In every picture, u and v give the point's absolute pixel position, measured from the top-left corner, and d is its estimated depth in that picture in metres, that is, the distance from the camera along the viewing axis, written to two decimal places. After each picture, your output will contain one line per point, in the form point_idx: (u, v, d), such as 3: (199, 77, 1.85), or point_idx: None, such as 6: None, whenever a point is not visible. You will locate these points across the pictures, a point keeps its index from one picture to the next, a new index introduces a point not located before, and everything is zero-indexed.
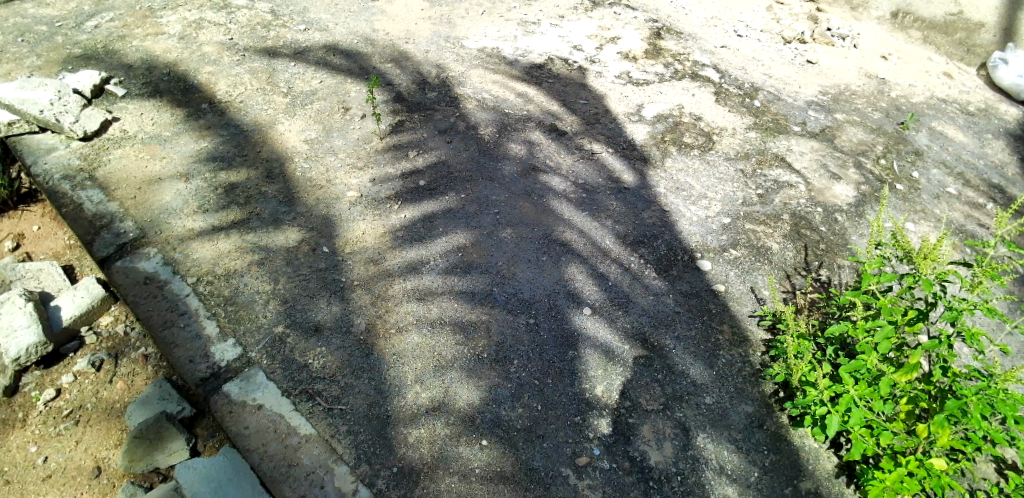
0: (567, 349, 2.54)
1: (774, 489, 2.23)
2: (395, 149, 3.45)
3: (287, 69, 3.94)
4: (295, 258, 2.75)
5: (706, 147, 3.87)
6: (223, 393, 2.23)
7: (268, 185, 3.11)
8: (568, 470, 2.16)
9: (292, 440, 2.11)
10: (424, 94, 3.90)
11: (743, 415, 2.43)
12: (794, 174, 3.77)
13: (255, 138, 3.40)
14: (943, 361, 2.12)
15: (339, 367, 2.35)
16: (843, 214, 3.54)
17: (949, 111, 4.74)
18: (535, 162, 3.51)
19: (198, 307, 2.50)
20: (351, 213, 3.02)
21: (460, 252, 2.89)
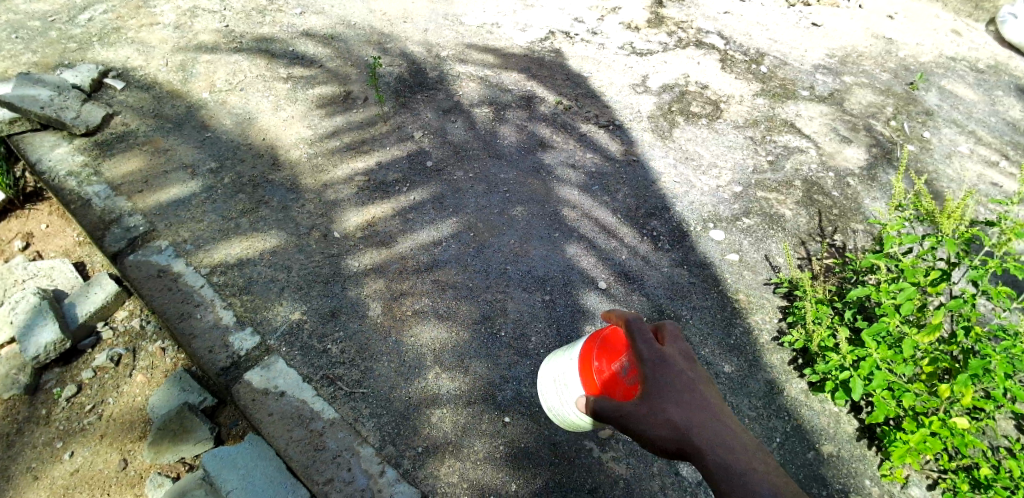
0: (583, 325, 2.54)
1: (796, 454, 2.24)
2: (400, 130, 3.42)
3: (285, 56, 3.90)
4: (307, 244, 2.75)
5: (713, 116, 3.81)
6: (245, 381, 2.25)
7: (275, 172, 3.10)
8: (591, 444, 2.18)
9: (316, 425, 2.14)
10: (426, 73, 3.85)
11: (762, 383, 2.44)
12: (804, 139, 3.73)
13: (259, 125, 3.38)
14: (966, 321, 2.10)
15: (358, 351, 2.36)
16: (855, 178, 3.50)
17: (959, 69, 4.64)
18: (541, 139, 3.47)
19: (214, 298, 2.51)
20: (359, 197, 3.01)
21: (471, 232, 2.88)
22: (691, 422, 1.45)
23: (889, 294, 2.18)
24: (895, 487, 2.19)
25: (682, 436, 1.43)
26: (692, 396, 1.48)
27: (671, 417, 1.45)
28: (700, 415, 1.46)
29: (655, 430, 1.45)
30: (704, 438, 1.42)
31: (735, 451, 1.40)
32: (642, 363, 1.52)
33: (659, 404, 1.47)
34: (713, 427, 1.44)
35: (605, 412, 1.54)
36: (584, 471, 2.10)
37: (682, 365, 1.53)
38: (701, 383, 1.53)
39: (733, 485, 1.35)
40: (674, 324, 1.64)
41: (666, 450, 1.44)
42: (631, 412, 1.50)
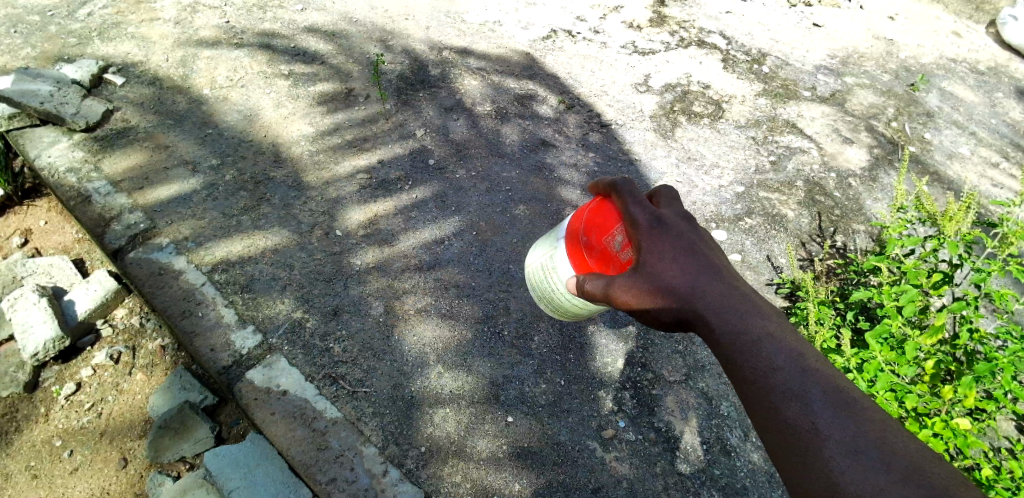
0: (586, 324, 2.54)
1: None
2: (402, 127, 3.41)
3: (286, 52, 3.88)
4: (309, 242, 2.74)
5: (715, 116, 3.81)
6: (247, 380, 2.24)
7: (277, 169, 3.09)
8: (594, 444, 2.17)
9: (319, 424, 2.13)
10: (428, 71, 3.84)
11: None
12: (806, 140, 3.73)
13: (260, 122, 3.36)
14: (969, 323, 2.10)
15: (361, 350, 2.36)
16: (857, 179, 3.50)
17: (959, 71, 4.64)
18: (544, 137, 3.47)
19: (215, 296, 2.50)
20: (361, 195, 3.00)
21: (473, 231, 2.87)
22: (693, 282, 1.39)
23: (891, 296, 2.17)
24: None
25: (683, 297, 1.38)
26: (692, 256, 1.43)
27: (670, 276, 1.40)
28: (702, 274, 1.40)
29: (656, 292, 1.41)
30: (707, 298, 1.37)
31: (740, 307, 1.34)
32: (638, 228, 1.49)
33: (657, 265, 1.42)
34: (717, 285, 1.39)
35: (597, 291, 1.53)
36: (587, 471, 2.10)
37: (680, 228, 1.49)
38: (703, 243, 1.48)
39: (740, 344, 1.29)
40: (669, 188, 1.63)
41: (664, 322, 1.42)
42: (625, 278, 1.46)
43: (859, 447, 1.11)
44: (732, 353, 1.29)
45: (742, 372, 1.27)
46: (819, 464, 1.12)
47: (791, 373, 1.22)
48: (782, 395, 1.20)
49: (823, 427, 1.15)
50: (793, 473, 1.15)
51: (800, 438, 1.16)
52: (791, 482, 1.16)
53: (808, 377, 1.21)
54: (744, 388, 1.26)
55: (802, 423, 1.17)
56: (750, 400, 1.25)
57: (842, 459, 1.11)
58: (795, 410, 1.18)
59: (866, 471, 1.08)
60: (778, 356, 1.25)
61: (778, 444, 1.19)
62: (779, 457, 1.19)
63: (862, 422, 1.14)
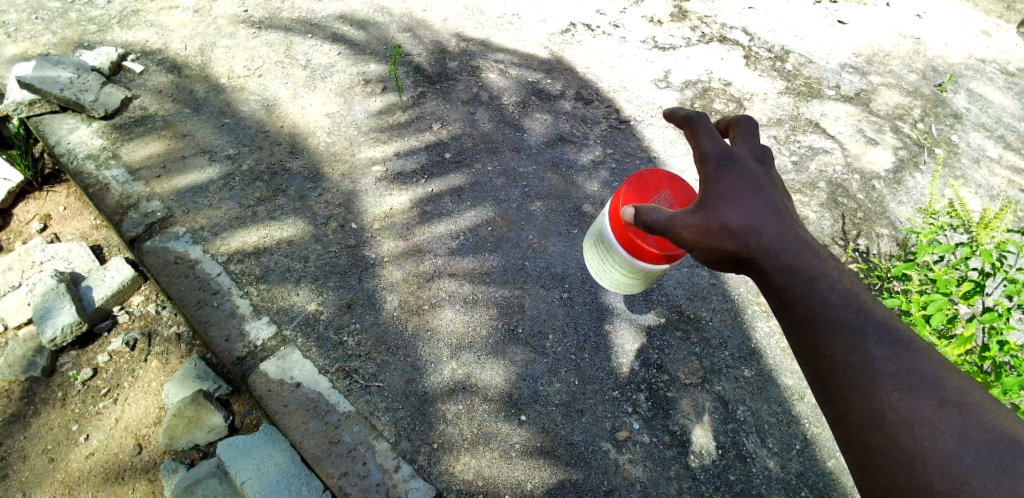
0: (602, 323, 2.51)
1: (817, 463, 2.21)
2: (419, 120, 3.38)
3: (304, 42, 3.86)
4: (324, 235, 2.73)
5: (736, 114, 3.74)
6: (261, 371, 2.24)
7: (293, 160, 3.08)
8: (608, 445, 2.15)
9: (331, 418, 2.12)
10: (446, 63, 3.81)
11: (783, 388, 2.40)
12: (829, 140, 3.65)
13: (278, 112, 3.35)
14: (1001, 333, 2.03)
15: (374, 344, 2.34)
16: (881, 181, 3.43)
17: (988, 72, 4.52)
18: (561, 133, 3.42)
19: (230, 286, 2.50)
20: (377, 188, 2.98)
21: (489, 226, 2.85)
22: (752, 221, 1.42)
23: (919, 305, 2.11)
24: None
25: (740, 235, 1.42)
26: (754, 195, 1.46)
27: (730, 213, 1.44)
28: (765, 215, 1.43)
29: (716, 230, 1.43)
30: (765, 237, 1.40)
31: (798, 248, 1.38)
32: (707, 165, 1.53)
33: (719, 203, 1.46)
34: (777, 226, 1.41)
35: (654, 222, 1.50)
36: (600, 473, 2.08)
37: (745, 167, 1.51)
38: (770, 185, 1.50)
39: (797, 283, 1.34)
40: (750, 120, 1.64)
41: (720, 260, 1.45)
42: (685, 215, 1.47)
43: (910, 383, 1.17)
44: (788, 290, 1.34)
45: (796, 309, 1.32)
46: (869, 399, 1.19)
47: (848, 312, 1.27)
48: (835, 333, 1.26)
49: (877, 364, 1.20)
50: (842, 406, 1.22)
51: (852, 374, 1.22)
52: (838, 415, 1.23)
53: (863, 315, 1.26)
54: (797, 325, 1.32)
55: (856, 359, 1.22)
56: (801, 336, 1.31)
57: (893, 392, 1.17)
58: (850, 348, 1.24)
59: (916, 403, 1.15)
60: (834, 294, 1.29)
61: (829, 380, 1.25)
62: (827, 391, 1.25)
63: (915, 358, 1.20)
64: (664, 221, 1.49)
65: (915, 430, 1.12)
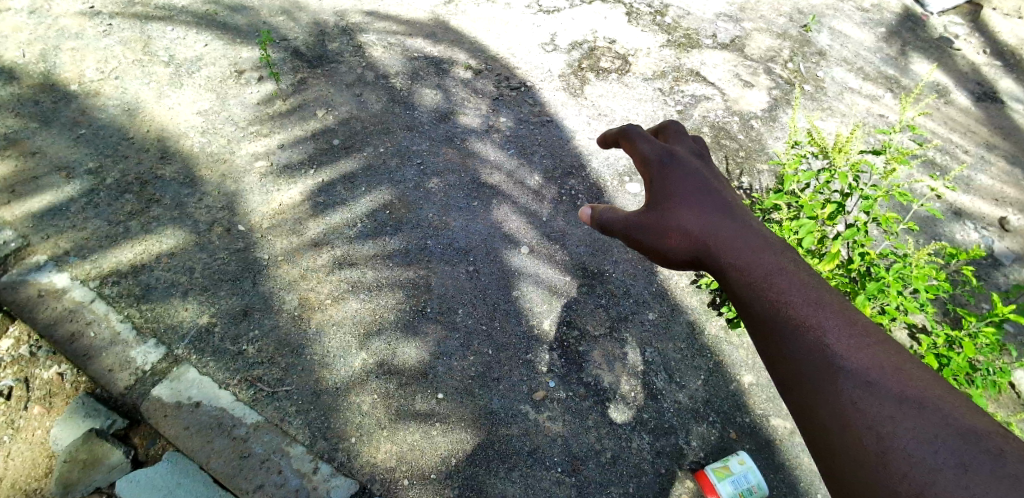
0: (510, 290, 2.54)
1: (721, 387, 2.40)
2: (301, 108, 3.20)
3: (165, 36, 3.54)
4: (209, 242, 2.56)
5: (623, 70, 3.82)
6: (154, 398, 2.10)
7: (165, 167, 2.84)
8: (526, 407, 2.21)
9: (239, 432, 2.02)
10: (324, 45, 3.60)
11: (684, 325, 2.56)
12: (710, 87, 3.80)
13: (142, 116, 3.07)
14: (862, 246, 2.22)
15: (277, 348, 2.23)
16: (758, 120, 3.63)
17: (846, 9, 4.85)
18: (452, 106, 3.35)
19: (109, 311, 2.30)
20: (263, 185, 2.81)
21: (387, 210, 2.76)
22: (702, 221, 1.54)
23: (791, 231, 2.26)
24: None
25: (693, 234, 1.53)
26: (700, 197, 1.60)
27: (681, 217, 1.57)
28: (712, 215, 1.55)
29: (667, 229, 1.58)
30: (717, 238, 1.50)
31: (751, 244, 1.46)
32: (650, 168, 1.69)
33: (670, 207, 1.60)
34: (725, 222, 1.53)
35: (609, 223, 1.68)
36: (522, 435, 2.14)
37: (692, 170, 1.66)
38: (713, 184, 1.64)
39: (755, 287, 1.37)
40: (678, 124, 1.83)
41: (682, 258, 1.56)
42: (638, 217, 1.64)
43: (870, 377, 1.15)
44: (744, 291, 1.38)
45: (756, 313, 1.34)
46: (830, 396, 1.17)
47: (807, 313, 1.27)
48: (795, 330, 1.26)
49: (837, 362, 1.19)
50: (806, 407, 1.19)
51: (814, 374, 1.20)
52: (801, 414, 1.21)
53: (818, 310, 1.27)
54: (758, 327, 1.33)
55: (817, 359, 1.21)
56: (764, 340, 1.31)
57: (853, 389, 1.15)
58: (810, 348, 1.23)
59: (877, 400, 1.12)
60: (788, 292, 1.32)
61: (792, 380, 1.24)
62: (791, 392, 1.24)
63: (878, 355, 1.17)
64: (620, 226, 1.66)
65: (876, 427, 1.09)
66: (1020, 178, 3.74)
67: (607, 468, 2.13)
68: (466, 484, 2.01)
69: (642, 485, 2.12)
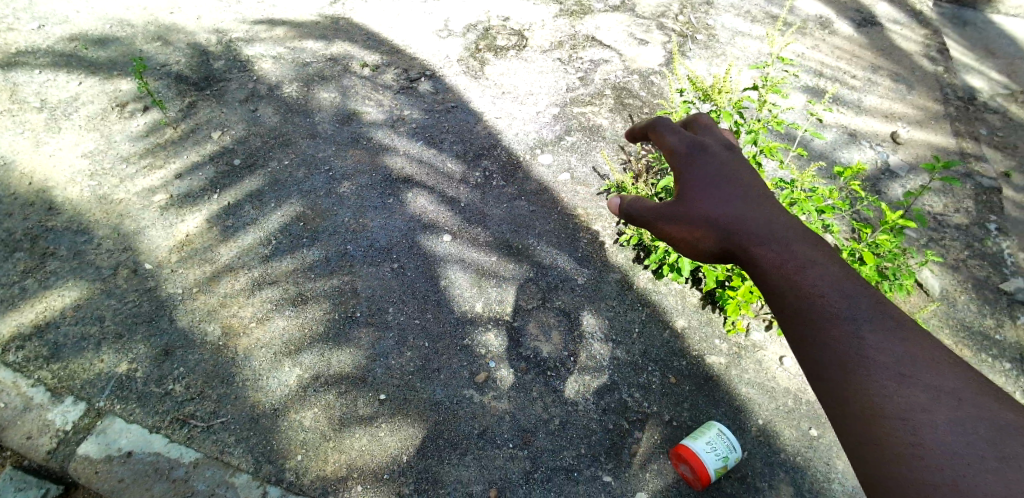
0: (436, 280, 2.56)
1: (657, 336, 2.48)
2: (194, 133, 3.06)
3: (33, 80, 3.25)
4: (116, 287, 2.44)
5: (520, 45, 3.84)
6: (81, 456, 2.03)
7: (54, 217, 2.66)
8: (470, 391, 2.24)
9: (178, 473, 1.98)
10: (210, 64, 3.45)
11: (613, 284, 2.63)
12: (607, 49, 3.86)
13: (19, 168, 2.84)
14: None
15: (205, 381, 2.19)
16: (658, 76, 3.70)
17: None
18: (353, 107, 3.30)
19: (16, 378, 2.17)
20: (166, 219, 2.69)
21: (300, 221, 2.72)
22: (732, 211, 1.38)
23: None
24: (740, 338, 2.50)
25: (719, 224, 1.37)
26: (729, 184, 1.44)
27: (710, 205, 1.41)
28: (740, 204, 1.40)
29: (692, 219, 1.41)
30: (745, 227, 1.34)
31: (781, 234, 1.30)
32: (676, 155, 1.53)
33: (701, 195, 1.43)
34: (756, 212, 1.37)
35: (633, 213, 1.50)
36: (470, 419, 2.17)
37: (718, 158, 1.51)
38: (742, 173, 1.48)
39: (782, 273, 1.23)
40: (706, 115, 1.67)
41: (707, 252, 1.39)
42: (662, 205, 1.47)
43: (907, 371, 1.04)
44: (770, 277, 1.24)
45: (783, 299, 1.20)
46: (865, 390, 1.05)
47: (837, 299, 1.15)
48: (832, 323, 1.13)
49: (870, 351, 1.08)
50: (835, 397, 1.08)
51: (844, 363, 1.08)
52: (830, 405, 1.09)
53: (854, 303, 1.14)
54: (783, 315, 1.20)
55: (846, 346, 1.10)
56: (790, 327, 1.18)
57: (888, 380, 1.04)
58: (841, 336, 1.11)
59: (912, 391, 1.02)
60: (821, 280, 1.18)
61: (819, 369, 1.11)
62: (818, 381, 1.11)
63: (912, 347, 1.07)
64: (642, 214, 1.48)
65: (912, 418, 0.99)
66: (902, 92, 3.98)
67: (557, 435, 2.17)
68: (421, 477, 2.04)
69: (594, 444, 2.16)
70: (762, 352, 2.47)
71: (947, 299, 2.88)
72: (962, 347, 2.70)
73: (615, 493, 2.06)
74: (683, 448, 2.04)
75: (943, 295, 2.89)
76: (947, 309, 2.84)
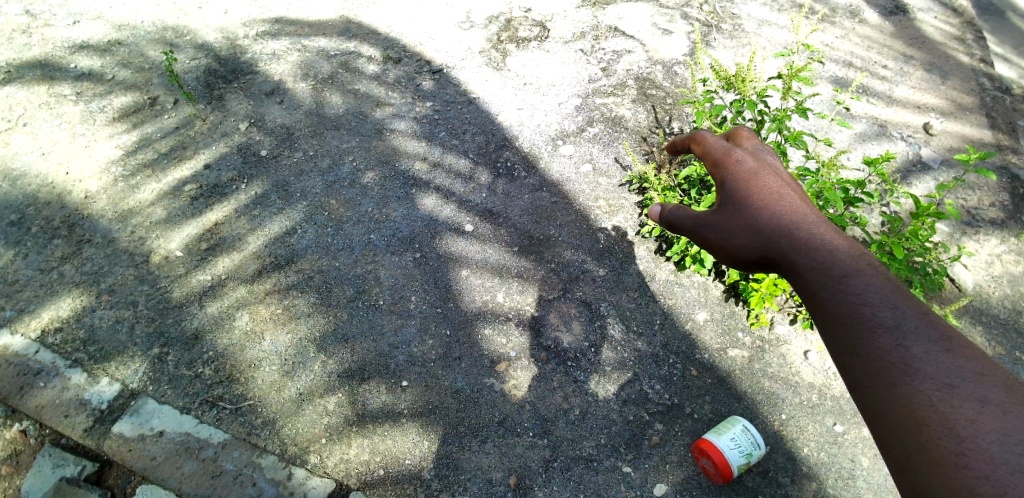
0: (458, 270, 2.59)
1: (678, 328, 2.47)
2: (222, 125, 3.13)
3: (68, 73, 3.35)
4: (148, 273, 2.51)
5: (542, 36, 3.83)
6: (116, 434, 2.10)
7: (90, 205, 2.76)
8: (491, 380, 2.27)
9: (207, 453, 2.05)
10: (236, 58, 3.52)
11: (635, 275, 2.62)
12: (630, 39, 3.82)
13: (56, 159, 2.94)
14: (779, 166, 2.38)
15: (234, 365, 2.26)
16: (682, 66, 3.64)
17: None
18: (377, 99, 3.34)
19: (55, 359, 2.26)
20: (195, 208, 2.76)
21: (324, 211, 2.77)
22: (772, 219, 1.39)
23: None
24: (764, 331, 2.48)
25: (759, 231, 1.39)
26: (771, 195, 1.46)
27: (750, 208, 1.45)
28: (781, 213, 1.40)
29: (735, 227, 1.45)
30: (786, 234, 1.34)
31: (821, 242, 1.28)
32: (719, 167, 1.61)
33: (741, 199, 1.49)
34: (795, 221, 1.36)
35: (679, 222, 1.60)
36: (490, 407, 2.20)
37: (759, 170, 1.55)
38: (785, 187, 1.49)
39: (823, 281, 1.19)
40: (751, 130, 1.72)
41: (749, 259, 1.41)
42: (705, 214, 1.54)
43: (952, 380, 0.96)
44: (812, 285, 1.21)
45: (823, 307, 1.16)
46: (906, 399, 0.98)
47: (881, 308, 1.09)
48: (871, 330, 1.07)
49: (914, 360, 1.00)
50: (875, 406, 1.02)
51: (885, 371, 1.02)
52: (871, 414, 1.03)
53: (897, 311, 1.08)
54: (824, 324, 1.15)
55: (888, 354, 1.03)
56: (830, 335, 1.13)
57: (931, 388, 0.96)
58: (882, 344, 1.04)
59: (957, 400, 0.94)
60: (865, 291, 1.13)
61: (860, 378, 1.05)
62: (859, 391, 1.06)
63: (959, 357, 0.99)
64: (688, 224, 1.57)
65: (955, 428, 0.91)
66: (936, 84, 3.87)
67: (577, 425, 2.18)
68: (441, 463, 2.07)
69: (614, 435, 2.16)
70: (787, 346, 2.44)
71: (980, 295, 2.81)
72: (994, 345, 2.64)
73: (635, 484, 2.06)
74: (704, 441, 2.04)
75: (974, 291, 2.82)
76: (979, 306, 2.77)
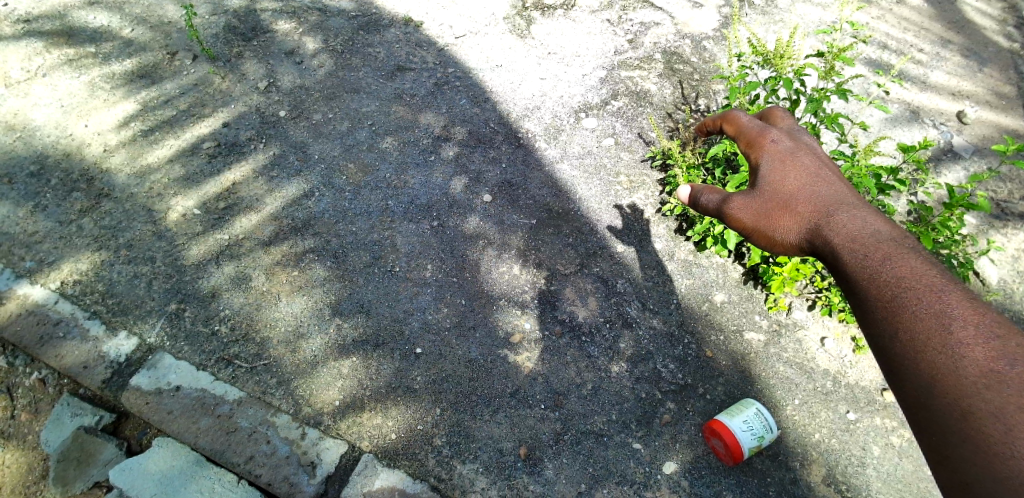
0: (475, 241, 2.57)
1: (694, 308, 2.45)
2: (241, 83, 3.10)
3: (87, 25, 3.31)
4: (165, 230, 2.52)
5: (569, 4, 3.72)
6: (133, 387, 2.13)
7: (109, 159, 2.75)
8: (505, 351, 2.27)
9: (223, 409, 2.07)
10: (256, 15, 3.46)
11: (654, 253, 2.59)
12: (659, 11, 3.71)
13: (76, 112, 2.92)
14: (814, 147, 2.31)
15: (249, 324, 2.27)
16: (711, 40, 3.53)
17: None
18: (398, 63, 3.28)
19: (74, 310, 2.28)
20: (213, 166, 2.75)
21: (343, 175, 2.75)
22: (810, 201, 1.36)
23: None
24: (781, 316, 2.45)
25: (796, 214, 1.36)
26: (806, 176, 1.42)
27: (785, 189, 1.42)
28: (818, 196, 1.36)
29: (769, 209, 1.42)
30: (824, 218, 1.31)
31: (860, 225, 1.24)
32: (753, 147, 1.57)
33: (775, 179, 1.45)
34: (834, 204, 1.33)
35: (709, 203, 1.56)
36: (503, 377, 2.20)
37: (795, 151, 1.51)
38: (822, 169, 1.45)
39: (861, 265, 1.16)
40: (784, 109, 1.68)
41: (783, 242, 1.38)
42: (737, 195, 1.50)
43: (1001, 368, 0.93)
44: (849, 269, 1.18)
45: (862, 293, 1.13)
46: (949, 388, 0.95)
47: (923, 293, 1.06)
48: (913, 316, 1.04)
49: (958, 347, 0.97)
50: (915, 394, 0.99)
51: (927, 357, 0.99)
52: (910, 402, 1.00)
53: (940, 297, 1.05)
54: (862, 309, 1.13)
55: (931, 341, 1.00)
56: (869, 321, 1.11)
57: (977, 377, 0.93)
58: (926, 330, 1.02)
59: (1006, 389, 0.90)
60: (906, 275, 1.10)
61: (900, 365, 1.03)
62: (897, 378, 1.03)
63: (1007, 345, 0.95)
64: (718, 205, 1.53)
65: (1003, 416, 0.88)
66: (972, 70, 3.74)
67: (589, 399, 2.18)
68: (453, 430, 2.08)
69: (625, 411, 2.17)
70: (803, 331, 2.42)
71: (1004, 289, 2.76)
72: None
73: (644, 460, 2.07)
74: (716, 422, 2.04)
75: (999, 285, 2.77)
76: (1002, 301, 2.72)
